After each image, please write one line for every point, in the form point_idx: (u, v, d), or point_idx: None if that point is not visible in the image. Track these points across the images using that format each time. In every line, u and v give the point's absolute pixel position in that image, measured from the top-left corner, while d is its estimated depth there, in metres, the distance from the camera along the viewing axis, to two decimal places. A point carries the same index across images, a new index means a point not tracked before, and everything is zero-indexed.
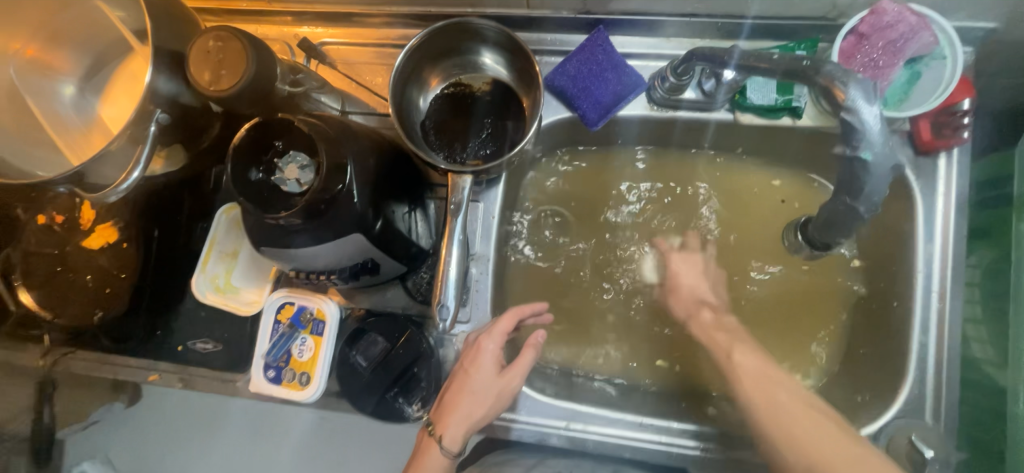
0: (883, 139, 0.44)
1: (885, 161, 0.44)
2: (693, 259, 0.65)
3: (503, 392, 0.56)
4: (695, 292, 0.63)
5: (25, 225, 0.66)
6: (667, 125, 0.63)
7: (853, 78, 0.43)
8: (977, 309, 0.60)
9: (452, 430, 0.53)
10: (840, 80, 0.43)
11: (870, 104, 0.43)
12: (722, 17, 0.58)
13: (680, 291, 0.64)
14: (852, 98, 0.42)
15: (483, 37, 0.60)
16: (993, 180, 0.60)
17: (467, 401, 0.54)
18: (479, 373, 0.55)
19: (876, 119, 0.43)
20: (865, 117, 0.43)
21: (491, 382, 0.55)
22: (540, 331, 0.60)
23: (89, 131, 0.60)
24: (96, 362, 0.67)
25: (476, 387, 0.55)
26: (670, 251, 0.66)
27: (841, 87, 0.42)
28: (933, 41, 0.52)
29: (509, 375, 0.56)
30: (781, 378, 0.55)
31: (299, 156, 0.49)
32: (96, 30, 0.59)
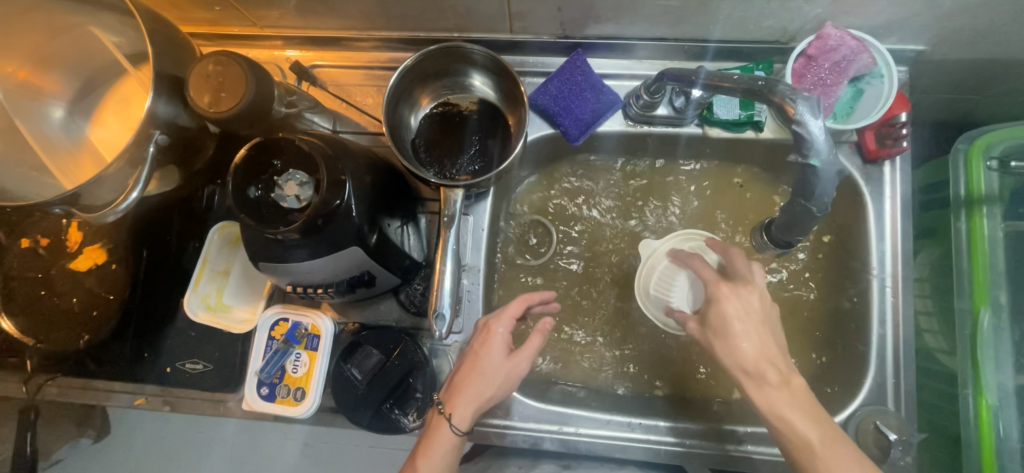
0: (828, 147, 0.48)
1: (830, 167, 0.49)
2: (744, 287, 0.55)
3: (511, 375, 0.57)
4: (745, 336, 0.53)
5: (8, 248, 0.65)
6: (643, 139, 0.68)
7: (800, 95, 0.47)
8: (928, 302, 0.67)
9: (461, 409, 0.55)
10: (790, 97, 0.47)
11: (815, 117, 0.47)
12: (688, 41, 0.64)
13: (731, 330, 0.54)
14: (800, 113, 0.47)
15: (472, 60, 0.64)
16: (935, 184, 0.68)
17: (477, 381, 0.56)
18: (488, 355, 0.57)
19: (822, 130, 0.48)
20: (813, 129, 0.47)
21: (500, 364, 0.57)
22: (548, 318, 0.62)
23: (78, 154, 0.60)
24: (76, 389, 0.66)
25: (487, 369, 0.57)
26: (719, 282, 0.56)
27: (791, 103, 0.47)
28: (872, 62, 0.59)
29: (518, 358, 0.58)
30: (779, 384, 0.53)
31: (298, 174, 0.51)
32: (89, 54, 0.60)
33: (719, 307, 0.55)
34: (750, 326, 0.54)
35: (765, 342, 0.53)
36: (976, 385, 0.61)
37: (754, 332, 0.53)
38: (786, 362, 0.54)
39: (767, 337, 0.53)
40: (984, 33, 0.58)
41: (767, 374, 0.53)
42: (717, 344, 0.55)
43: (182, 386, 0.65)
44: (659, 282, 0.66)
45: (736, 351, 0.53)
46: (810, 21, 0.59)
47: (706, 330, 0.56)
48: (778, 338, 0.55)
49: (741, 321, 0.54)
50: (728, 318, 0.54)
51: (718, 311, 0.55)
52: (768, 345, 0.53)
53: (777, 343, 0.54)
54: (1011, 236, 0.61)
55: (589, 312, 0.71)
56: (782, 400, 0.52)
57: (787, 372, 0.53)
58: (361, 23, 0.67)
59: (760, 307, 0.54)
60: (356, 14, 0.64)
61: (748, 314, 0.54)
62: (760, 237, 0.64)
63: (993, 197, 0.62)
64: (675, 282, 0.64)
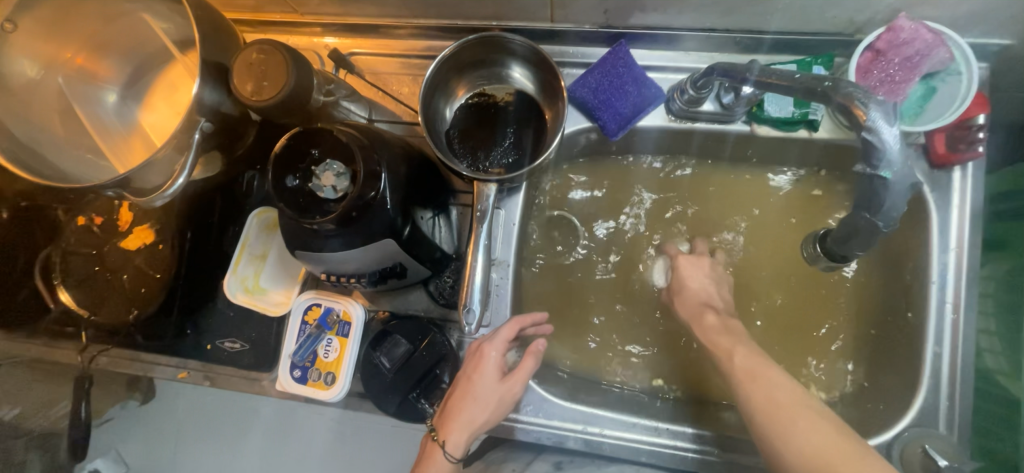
0: (902, 158, 0.44)
1: (904, 180, 0.45)
2: (700, 260, 0.66)
3: (505, 398, 0.57)
4: (693, 289, 0.64)
5: (67, 225, 0.69)
6: (685, 136, 0.65)
7: (873, 99, 0.43)
8: (990, 321, 0.62)
9: (455, 435, 0.55)
10: (860, 100, 0.43)
11: (889, 125, 0.43)
12: (740, 32, 0.60)
13: (686, 292, 0.64)
14: (873, 118, 0.42)
15: (511, 50, 0.62)
16: (1008, 192, 0.61)
17: (470, 406, 0.56)
18: (481, 379, 0.57)
19: (896, 138, 0.43)
20: (886, 137, 0.43)
21: (493, 388, 0.57)
22: (540, 339, 0.61)
23: (129, 135, 0.63)
24: (126, 360, 0.71)
25: (479, 394, 0.57)
26: (679, 255, 0.67)
27: (861, 106, 0.43)
28: (949, 57, 0.54)
29: (512, 380, 0.58)
30: (802, 395, 0.52)
31: (335, 164, 0.50)
32: (140, 40, 0.63)
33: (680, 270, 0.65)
34: (703, 283, 0.64)
35: (710, 294, 0.63)
36: None
37: (708, 289, 0.64)
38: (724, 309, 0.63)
39: (715, 293, 0.64)
40: None
41: (705, 317, 0.61)
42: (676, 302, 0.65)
43: (222, 363, 0.68)
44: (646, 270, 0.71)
45: (686, 298, 0.64)
46: (880, 12, 0.54)
47: (670, 291, 0.67)
48: (723, 298, 0.64)
49: (696, 280, 0.64)
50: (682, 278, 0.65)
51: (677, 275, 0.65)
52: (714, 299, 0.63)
53: (721, 297, 0.64)
54: None
55: (618, 311, 0.70)
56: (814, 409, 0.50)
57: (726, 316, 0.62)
58: (399, 11, 0.66)
59: (711, 269, 0.65)
60: (395, 1, 0.64)
61: (702, 276, 0.64)
62: (811, 249, 0.64)
63: None
64: (654, 267, 0.70)
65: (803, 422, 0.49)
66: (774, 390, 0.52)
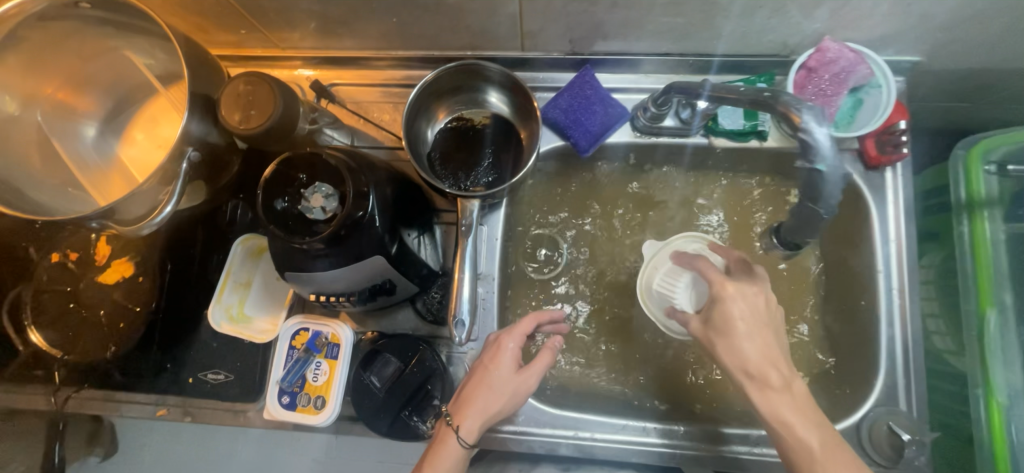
0: (833, 153, 0.50)
1: (836, 171, 0.50)
2: (750, 288, 0.56)
3: (520, 389, 0.59)
4: (747, 336, 0.54)
5: (39, 263, 0.67)
6: (650, 150, 0.71)
7: (805, 105, 0.49)
8: (933, 305, 0.68)
9: (469, 421, 0.57)
10: (796, 106, 0.49)
11: (820, 125, 0.49)
12: (693, 56, 0.67)
13: (734, 336, 0.54)
14: (806, 121, 0.49)
15: (487, 77, 0.67)
16: (936, 190, 0.70)
17: (485, 394, 0.58)
18: (498, 369, 0.59)
19: (827, 137, 0.49)
20: (818, 137, 0.49)
21: (509, 379, 0.59)
22: (558, 337, 0.64)
23: (108, 170, 0.63)
24: (99, 400, 0.68)
25: (495, 382, 0.58)
26: (724, 283, 0.57)
27: (796, 111, 0.49)
28: (870, 73, 0.61)
29: (528, 372, 0.59)
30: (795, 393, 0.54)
31: (324, 186, 0.53)
32: (123, 77, 0.63)
33: (721, 306, 0.56)
34: (754, 327, 0.55)
35: (767, 344, 0.54)
36: (986, 385, 0.61)
37: (758, 333, 0.54)
38: (789, 367, 0.55)
39: (771, 341, 0.54)
40: (976, 44, 0.61)
41: (769, 377, 0.54)
42: (719, 343, 0.55)
43: (204, 397, 0.67)
44: (663, 283, 0.68)
45: (737, 351, 0.54)
46: (809, 36, 0.61)
47: (706, 325, 0.58)
48: (780, 345, 0.55)
49: (746, 322, 0.55)
50: (724, 321, 0.55)
51: (722, 311, 0.56)
52: (770, 348, 0.54)
53: (780, 348, 0.55)
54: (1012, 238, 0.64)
55: (604, 320, 0.73)
56: (809, 423, 0.53)
57: (789, 375, 0.54)
58: (378, 44, 0.70)
59: (764, 308, 0.56)
60: (375, 35, 0.67)
61: (750, 317, 0.55)
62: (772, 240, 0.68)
63: (993, 200, 0.64)
64: (678, 284, 0.66)
65: (786, 422, 0.53)
66: (771, 392, 0.53)
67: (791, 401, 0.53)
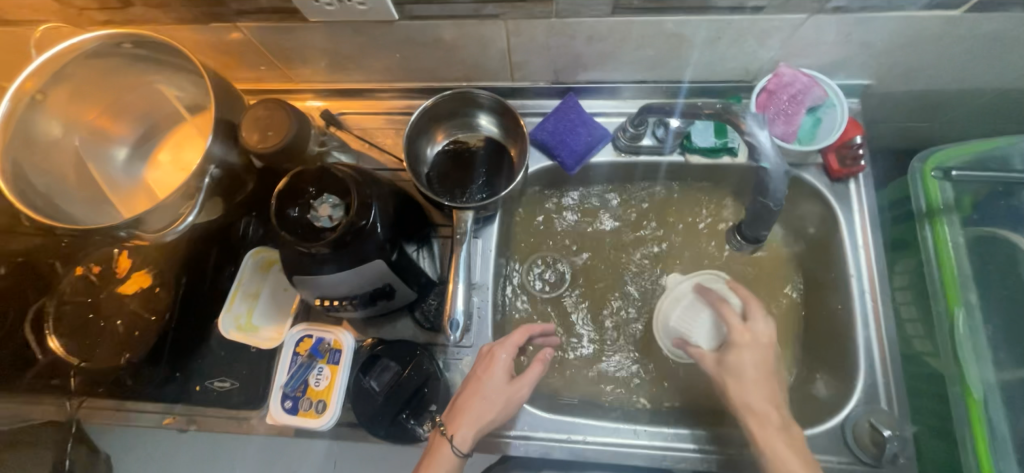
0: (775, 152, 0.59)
1: (778, 169, 0.60)
2: (762, 339, 0.62)
3: (512, 399, 0.62)
4: (756, 381, 0.60)
5: (63, 277, 0.72)
6: (630, 168, 0.77)
7: (749, 113, 0.60)
8: (912, 310, 0.70)
9: (463, 430, 0.59)
10: (742, 115, 0.60)
11: (761, 129, 0.59)
12: (666, 82, 0.74)
13: (744, 379, 0.60)
14: (750, 126, 0.59)
15: (479, 103, 0.74)
16: (898, 201, 0.75)
17: (479, 404, 0.60)
18: (491, 379, 0.61)
19: (769, 139, 0.59)
20: (761, 138, 0.59)
21: (500, 389, 0.61)
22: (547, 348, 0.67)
23: (135, 190, 0.70)
24: (110, 410, 0.72)
25: (487, 392, 0.61)
26: (742, 332, 0.62)
27: (742, 119, 0.59)
28: (823, 95, 0.68)
29: (519, 383, 0.62)
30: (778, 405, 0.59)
31: (331, 197, 0.58)
32: (154, 107, 0.71)
33: (736, 352, 0.61)
34: (761, 375, 0.60)
35: (772, 391, 0.60)
36: (963, 382, 0.64)
37: (764, 381, 0.60)
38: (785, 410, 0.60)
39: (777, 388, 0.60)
40: (918, 67, 0.68)
41: (770, 416, 0.58)
42: (731, 385, 0.60)
43: (210, 404, 0.70)
44: (681, 316, 0.71)
45: (744, 392, 0.59)
46: (767, 63, 0.69)
47: (720, 366, 0.62)
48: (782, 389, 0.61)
49: (756, 371, 0.60)
50: (737, 368, 0.61)
51: (737, 356, 0.61)
52: (774, 392, 0.60)
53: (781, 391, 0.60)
54: (968, 242, 0.69)
55: (595, 329, 0.76)
56: (796, 456, 0.56)
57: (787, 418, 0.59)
58: (383, 77, 0.78)
59: (771, 358, 0.61)
60: (379, 69, 0.75)
61: (760, 367, 0.60)
62: (734, 237, 0.76)
63: (949, 207, 0.69)
64: (698, 319, 0.69)
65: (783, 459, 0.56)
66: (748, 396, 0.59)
67: (787, 440, 0.57)
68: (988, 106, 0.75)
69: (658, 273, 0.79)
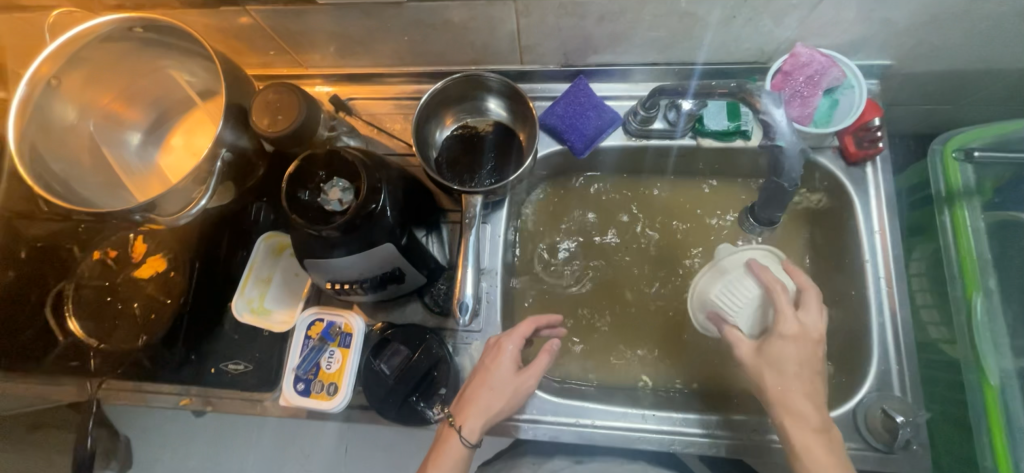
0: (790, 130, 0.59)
1: (794, 147, 0.59)
2: (811, 332, 0.59)
3: (520, 389, 0.62)
4: (796, 375, 0.57)
5: (81, 260, 0.74)
6: (641, 152, 0.76)
7: (765, 91, 0.59)
8: (928, 296, 0.70)
9: (471, 421, 0.59)
10: (756, 93, 0.59)
11: (777, 107, 0.58)
12: (678, 65, 0.73)
13: (785, 372, 0.58)
14: (765, 104, 0.58)
15: (488, 87, 0.73)
16: (918, 185, 0.74)
17: (486, 394, 0.61)
18: (498, 369, 0.62)
19: (784, 118, 0.58)
20: (776, 116, 0.58)
21: (508, 379, 0.62)
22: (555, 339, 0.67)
23: (150, 174, 0.71)
24: (128, 391, 0.74)
25: (495, 383, 0.61)
26: (790, 323, 0.59)
27: (757, 96, 0.59)
28: (842, 75, 0.67)
29: (526, 373, 0.62)
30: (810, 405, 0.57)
31: (341, 181, 0.58)
32: (166, 93, 0.72)
33: (781, 344, 0.59)
34: (804, 369, 0.58)
35: (812, 385, 0.58)
36: (979, 369, 0.63)
37: (806, 375, 0.57)
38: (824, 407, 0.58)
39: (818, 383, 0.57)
40: (942, 47, 0.65)
41: (805, 411, 0.57)
42: (769, 376, 0.58)
43: (224, 387, 0.71)
44: (724, 292, 0.66)
45: (783, 385, 0.57)
46: (783, 43, 0.67)
47: (759, 356, 0.60)
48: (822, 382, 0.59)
49: (798, 366, 0.58)
50: (779, 361, 0.58)
51: (779, 347, 0.58)
52: (815, 387, 0.58)
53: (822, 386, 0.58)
54: (990, 227, 0.67)
55: (605, 315, 0.76)
56: (828, 450, 0.55)
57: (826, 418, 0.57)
58: (391, 62, 0.77)
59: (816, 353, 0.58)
60: (388, 53, 0.75)
61: (802, 362, 0.58)
62: (748, 220, 0.76)
63: (970, 191, 0.67)
64: (743, 298, 0.65)
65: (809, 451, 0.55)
66: (790, 389, 0.57)
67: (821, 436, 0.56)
68: (1014, 88, 0.73)
69: (669, 259, 0.78)
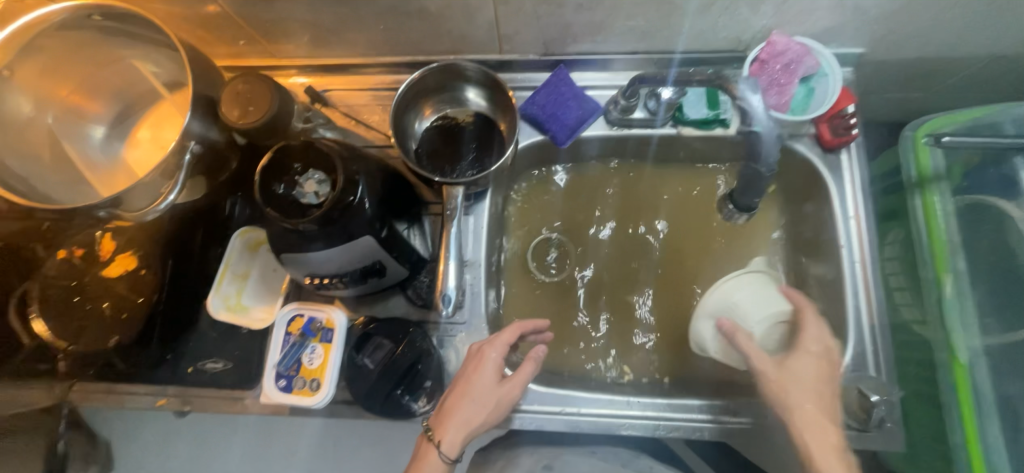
0: (765, 117, 0.59)
1: (769, 133, 0.60)
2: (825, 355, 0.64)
3: (503, 400, 0.62)
4: (805, 385, 0.62)
5: (45, 259, 0.71)
6: (623, 141, 0.76)
7: (742, 77, 0.59)
8: (901, 280, 0.71)
9: (451, 435, 0.59)
10: (733, 79, 0.59)
11: (754, 93, 0.59)
12: (657, 53, 0.73)
13: (793, 374, 0.62)
14: (741, 90, 0.58)
15: (467, 76, 0.72)
16: (890, 172, 0.76)
17: (468, 405, 0.60)
18: (480, 380, 0.61)
19: (760, 104, 0.59)
20: (753, 102, 0.59)
21: (491, 391, 0.61)
22: (540, 346, 0.66)
23: (115, 170, 0.68)
24: (102, 393, 0.71)
25: (478, 394, 0.61)
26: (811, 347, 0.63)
27: (734, 83, 0.59)
28: (815, 64, 0.68)
29: (510, 384, 0.62)
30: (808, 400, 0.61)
31: (316, 173, 0.57)
32: (130, 85, 0.69)
33: (803, 360, 0.63)
34: (814, 386, 0.62)
35: (822, 402, 0.61)
36: (949, 349, 0.65)
37: (817, 389, 0.62)
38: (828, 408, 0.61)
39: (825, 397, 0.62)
40: (912, 34, 0.67)
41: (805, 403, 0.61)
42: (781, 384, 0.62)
43: (202, 385, 0.69)
44: (749, 302, 0.67)
45: (784, 388, 0.62)
46: (760, 31, 0.67)
47: (783, 371, 0.62)
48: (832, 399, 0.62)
49: (817, 380, 0.62)
50: (802, 375, 0.62)
51: (802, 367, 0.63)
52: (826, 401, 0.61)
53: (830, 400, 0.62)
54: (959, 210, 0.69)
55: (591, 306, 0.77)
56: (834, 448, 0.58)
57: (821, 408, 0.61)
58: (368, 51, 0.76)
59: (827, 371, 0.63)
60: (363, 42, 0.73)
61: (820, 378, 0.62)
62: (726, 206, 0.77)
63: (940, 176, 0.69)
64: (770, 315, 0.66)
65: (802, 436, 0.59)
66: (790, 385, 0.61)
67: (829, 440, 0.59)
68: (981, 74, 0.75)
69: (654, 250, 0.79)
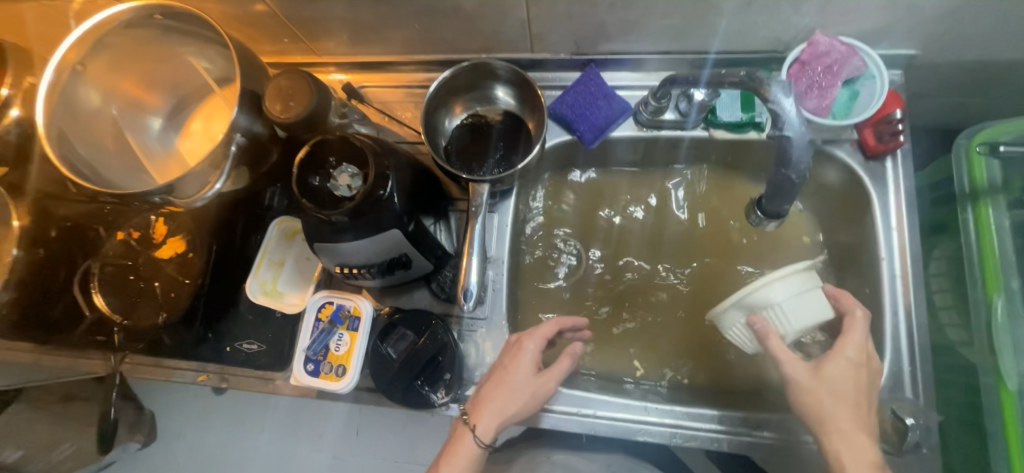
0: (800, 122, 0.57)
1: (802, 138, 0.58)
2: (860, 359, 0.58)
3: (539, 391, 0.62)
4: (842, 400, 0.56)
5: (106, 240, 0.77)
6: (652, 143, 0.75)
7: (775, 80, 0.57)
8: (947, 297, 0.68)
9: (485, 421, 0.61)
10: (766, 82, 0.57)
11: (786, 97, 0.57)
12: (691, 54, 0.71)
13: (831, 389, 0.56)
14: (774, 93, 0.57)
15: (497, 75, 0.73)
16: (940, 182, 0.71)
17: (504, 394, 0.61)
18: (517, 370, 0.62)
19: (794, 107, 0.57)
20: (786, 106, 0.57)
21: (528, 380, 0.62)
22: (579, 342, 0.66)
23: (169, 159, 0.73)
24: (150, 366, 0.77)
25: (514, 384, 0.62)
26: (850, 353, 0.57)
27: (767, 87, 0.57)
28: (862, 65, 0.65)
29: (547, 376, 0.62)
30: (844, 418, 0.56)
31: (350, 167, 0.59)
32: (185, 80, 0.74)
33: (837, 365, 0.57)
34: (849, 396, 0.56)
35: (859, 418, 0.56)
36: (997, 374, 0.61)
37: (852, 400, 0.56)
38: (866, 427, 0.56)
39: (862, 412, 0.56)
40: (971, 35, 0.62)
41: (843, 425, 0.55)
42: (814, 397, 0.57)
43: (240, 364, 0.74)
44: (792, 307, 0.59)
45: (819, 404, 0.56)
46: (802, 31, 0.65)
47: (815, 378, 0.57)
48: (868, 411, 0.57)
49: (856, 392, 0.56)
50: (840, 387, 0.56)
51: (840, 373, 0.57)
52: (861, 416, 0.56)
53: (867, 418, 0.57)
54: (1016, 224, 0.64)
55: (611, 307, 0.76)
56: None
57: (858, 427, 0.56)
58: (403, 50, 0.78)
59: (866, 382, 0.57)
60: (399, 41, 0.75)
61: (856, 387, 0.57)
62: (754, 213, 0.73)
63: (995, 188, 0.64)
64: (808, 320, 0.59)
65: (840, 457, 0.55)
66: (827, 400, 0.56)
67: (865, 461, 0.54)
68: None
69: (680, 253, 0.77)
